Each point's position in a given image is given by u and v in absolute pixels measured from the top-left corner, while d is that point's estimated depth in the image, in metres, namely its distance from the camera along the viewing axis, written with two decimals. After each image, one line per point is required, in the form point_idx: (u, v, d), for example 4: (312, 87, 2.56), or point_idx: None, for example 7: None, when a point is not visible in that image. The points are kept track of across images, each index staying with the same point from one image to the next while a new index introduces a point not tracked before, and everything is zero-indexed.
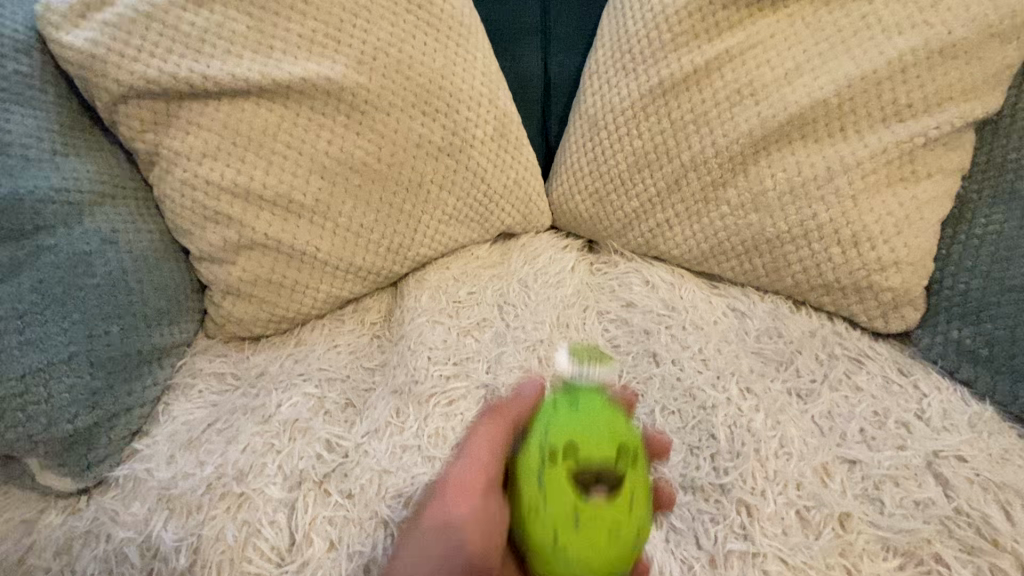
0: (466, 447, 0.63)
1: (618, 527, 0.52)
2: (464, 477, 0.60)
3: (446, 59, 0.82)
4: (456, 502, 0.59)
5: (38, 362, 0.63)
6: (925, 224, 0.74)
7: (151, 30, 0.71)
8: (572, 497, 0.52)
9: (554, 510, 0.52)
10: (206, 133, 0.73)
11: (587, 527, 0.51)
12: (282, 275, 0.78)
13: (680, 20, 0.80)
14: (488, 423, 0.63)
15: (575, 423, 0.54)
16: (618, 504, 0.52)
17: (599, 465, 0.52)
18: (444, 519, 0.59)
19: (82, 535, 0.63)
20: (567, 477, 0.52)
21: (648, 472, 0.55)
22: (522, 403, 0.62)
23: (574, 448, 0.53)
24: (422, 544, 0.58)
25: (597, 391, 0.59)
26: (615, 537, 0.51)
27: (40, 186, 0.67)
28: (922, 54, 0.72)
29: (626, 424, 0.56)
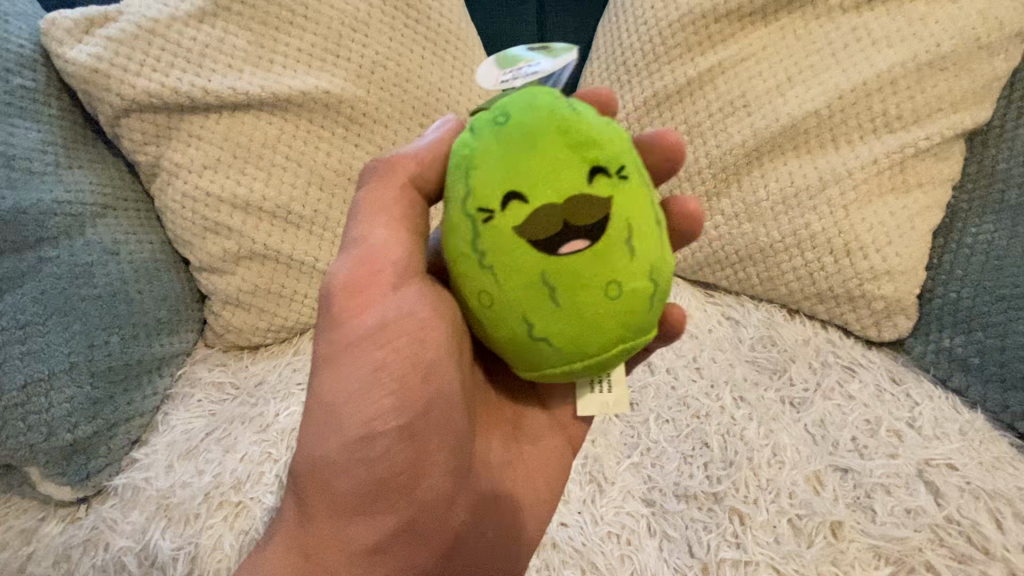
0: (362, 227, 0.47)
1: (610, 283, 0.40)
2: (364, 270, 0.45)
3: (444, 72, 0.83)
4: (371, 335, 0.45)
5: (39, 372, 0.64)
6: (917, 233, 0.75)
7: (153, 46, 0.72)
8: (530, 255, 0.39)
9: (506, 311, 0.41)
10: (206, 145, 0.75)
11: (563, 321, 0.40)
12: (281, 285, 0.78)
13: (673, 33, 0.82)
14: (376, 212, 0.47)
15: (516, 163, 0.39)
16: (597, 249, 0.39)
17: (556, 208, 0.38)
18: (357, 353, 0.45)
19: (81, 544, 0.64)
20: (526, 252, 0.39)
21: (626, 165, 0.41)
22: (423, 166, 0.47)
23: (519, 198, 0.39)
24: (338, 385, 0.44)
25: (529, 96, 0.41)
26: (597, 288, 0.39)
27: (43, 199, 0.68)
28: (912, 67, 0.73)
29: (576, 119, 0.40)
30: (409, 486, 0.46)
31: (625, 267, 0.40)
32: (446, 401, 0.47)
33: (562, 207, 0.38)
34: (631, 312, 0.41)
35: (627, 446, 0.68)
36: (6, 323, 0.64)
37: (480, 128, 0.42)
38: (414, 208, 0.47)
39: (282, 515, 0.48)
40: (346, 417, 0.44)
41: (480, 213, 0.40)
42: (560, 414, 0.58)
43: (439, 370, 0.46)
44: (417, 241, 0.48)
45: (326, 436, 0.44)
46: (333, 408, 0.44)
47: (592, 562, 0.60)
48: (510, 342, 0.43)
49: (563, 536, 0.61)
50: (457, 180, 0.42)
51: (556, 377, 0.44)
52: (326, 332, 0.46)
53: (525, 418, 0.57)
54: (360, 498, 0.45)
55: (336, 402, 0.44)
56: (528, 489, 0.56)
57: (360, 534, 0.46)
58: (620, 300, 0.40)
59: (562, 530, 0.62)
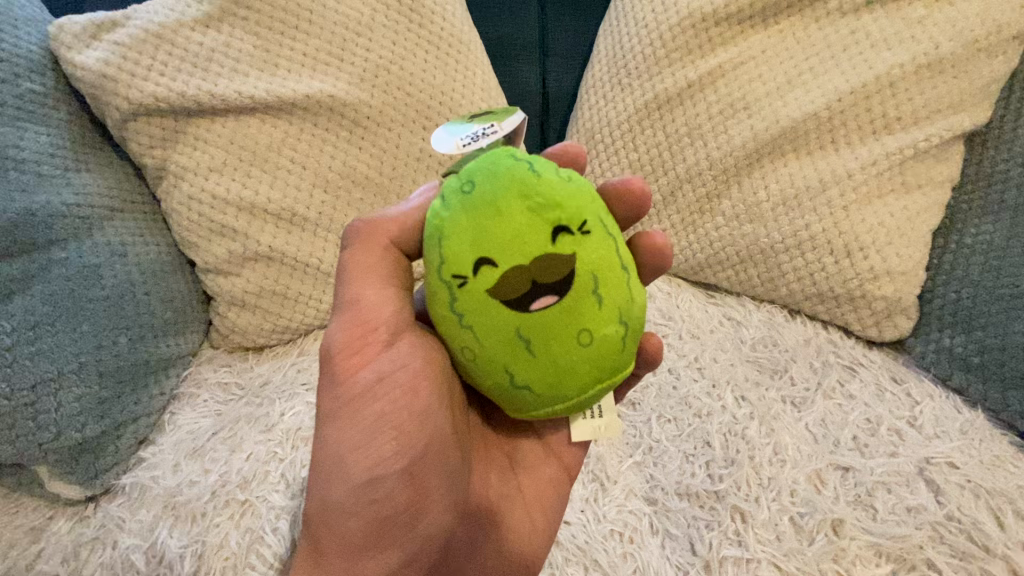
0: (348, 289, 0.47)
1: (580, 332, 0.41)
2: (356, 329, 0.46)
3: (446, 75, 0.84)
4: (369, 385, 0.46)
5: (48, 372, 0.65)
6: (917, 234, 0.75)
7: (161, 51, 0.74)
8: (503, 314, 0.41)
9: (488, 366, 0.43)
10: (212, 148, 0.75)
11: (540, 371, 0.42)
12: (286, 286, 0.79)
13: (673, 37, 0.83)
14: (360, 274, 0.47)
15: (480, 230, 0.41)
16: (564, 304, 0.41)
17: (522, 269, 0.40)
18: (357, 403, 0.46)
19: (89, 542, 0.64)
20: (498, 312, 0.41)
21: (588, 218, 0.42)
22: (403, 231, 0.47)
23: (487, 263, 0.40)
24: (341, 434, 0.46)
25: (492, 161, 0.43)
26: (568, 339, 0.41)
27: (52, 201, 0.69)
28: (910, 69, 0.74)
29: (537, 181, 0.41)
30: (413, 525, 0.47)
31: (595, 316, 0.41)
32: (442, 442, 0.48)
33: (528, 267, 0.40)
34: (606, 358, 0.42)
35: (629, 446, 0.69)
36: (16, 324, 0.64)
37: (447, 196, 0.43)
38: (399, 267, 0.48)
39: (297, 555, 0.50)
40: (351, 463, 0.45)
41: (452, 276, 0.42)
42: (554, 441, 0.57)
43: (434, 414, 0.47)
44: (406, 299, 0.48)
45: (334, 482, 0.46)
46: (338, 457, 0.46)
47: (594, 560, 0.61)
48: (494, 391, 0.44)
49: (566, 533, 0.62)
50: (428, 244, 0.43)
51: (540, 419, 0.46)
52: (326, 387, 0.47)
53: (520, 448, 0.57)
54: (368, 538, 0.46)
55: (341, 448, 0.46)
56: (528, 518, 0.56)
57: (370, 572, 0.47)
58: (592, 347, 0.41)
59: (565, 528, 0.62)
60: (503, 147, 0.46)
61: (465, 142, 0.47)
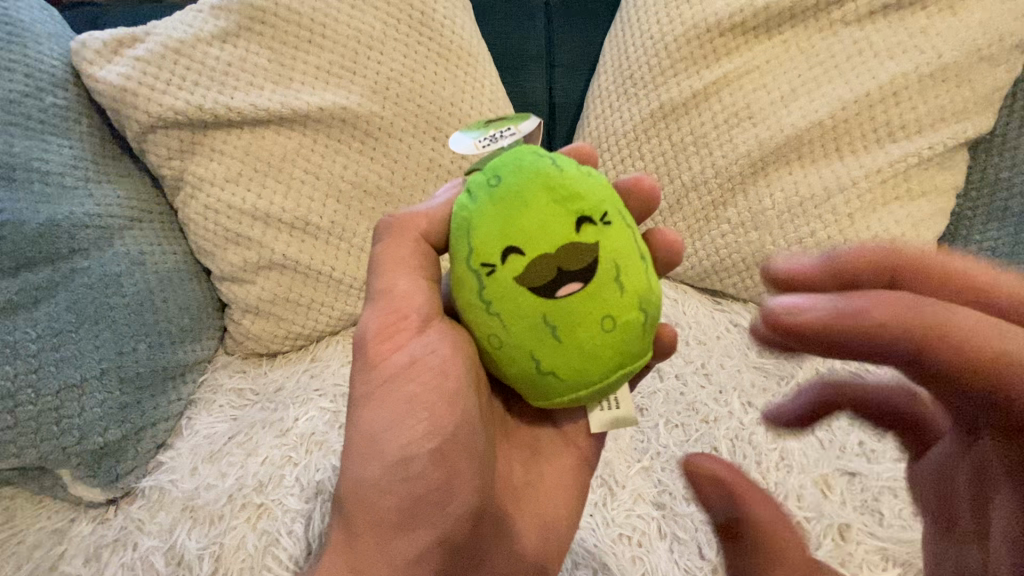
0: (382, 279, 0.49)
1: (602, 316, 0.42)
2: (389, 316, 0.48)
3: (456, 87, 0.85)
4: (400, 369, 0.47)
5: (72, 377, 0.67)
6: (922, 241, 0.76)
7: (179, 65, 0.76)
8: (527, 300, 0.42)
9: (514, 351, 0.44)
10: (229, 159, 0.78)
11: (563, 356, 0.43)
12: (300, 293, 0.81)
13: (678, 47, 0.84)
14: (392, 264, 0.49)
15: (505, 221, 0.42)
16: (586, 292, 0.42)
17: (547, 258, 0.41)
18: (389, 386, 0.47)
19: (110, 544, 0.66)
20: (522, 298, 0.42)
21: (608, 210, 0.44)
22: (431, 222, 0.49)
23: (513, 252, 0.42)
24: (373, 415, 0.47)
25: (517, 158, 0.44)
26: (591, 323, 0.42)
27: (75, 212, 0.71)
28: (913, 78, 0.75)
29: (561, 176, 0.43)
30: (442, 506, 0.47)
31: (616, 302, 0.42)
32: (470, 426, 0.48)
33: (552, 256, 0.41)
34: (627, 344, 0.43)
35: (637, 451, 0.70)
36: (41, 332, 0.66)
37: (472, 191, 0.45)
38: (428, 259, 0.50)
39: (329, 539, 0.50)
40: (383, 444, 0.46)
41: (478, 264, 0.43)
42: (570, 431, 0.58)
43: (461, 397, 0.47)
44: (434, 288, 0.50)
45: (365, 462, 0.46)
46: (369, 437, 0.46)
47: (604, 563, 0.61)
48: (518, 376, 0.45)
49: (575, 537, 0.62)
50: (455, 234, 0.45)
51: (563, 405, 0.47)
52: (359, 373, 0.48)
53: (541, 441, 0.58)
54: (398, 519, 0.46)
55: (372, 429, 0.47)
56: (550, 507, 0.57)
57: (402, 552, 0.46)
58: (615, 332, 0.43)
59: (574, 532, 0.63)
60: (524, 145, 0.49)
61: (483, 144, 0.49)
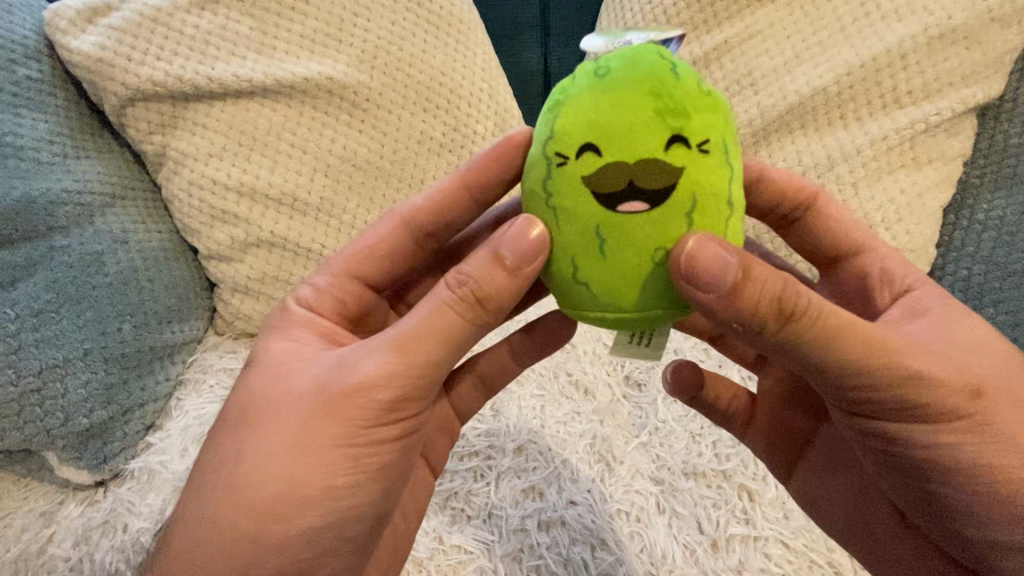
0: (330, 270, 0.56)
1: (594, 231, 0.40)
2: (330, 302, 0.54)
3: (447, 56, 0.82)
4: (340, 444, 0.43)
5: (54, 359, 0.65)
6: (928, 210, 0.74)
7: (156, 34, 0.73)
8: (641, 118, 0.38)
9: (560, 254, 0.42)
10: (212, 134, 0.75)
11: (570, 239, 0.41)
12: (290, 272, 0.79)
13: (677, 13, 0.81)
14: (457, 279, 0.43)
15: (600, 111, 0.39)
16: (644, 211, 0.39)
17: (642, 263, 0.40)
18: (283, 447, 0.43)
19: (99, 526, 0.65)
20: (644, 103, 0.39)
21: (659, 202, 0.39)
22: (488, 169, 0.52)
23: (676, 141, 0.39)
24: (245, 449, 0.44)
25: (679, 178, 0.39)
26: (664, 232, 0.39)
27: (52, 187, 0.69)
28: (921, 41, 0.72)
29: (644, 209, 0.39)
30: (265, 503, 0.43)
31: (553, 292, 0.44)
32: (339, 417, 0.43)
33: (613, 192, 0.39)
34: (602, 260, 0.40)
35: (635, 427, 0.68)
36: (20, 311, 0.64)
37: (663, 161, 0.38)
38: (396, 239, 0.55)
39: (283, 412, 0.44)
40: (286, 457, 0.43)
41: (670, 90, 0.39)
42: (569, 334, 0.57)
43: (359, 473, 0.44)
44: (390, 253, 0.55)
45: (275, 437, 0.44)
46: (226, 470, 0.44)
47: (602, 539, 0.61)
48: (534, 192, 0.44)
49: (572, 514, 0.62)
50: (681, 67, 0.41)
51: (565, 295, 0.43)
52: (355, 363, 0.44)
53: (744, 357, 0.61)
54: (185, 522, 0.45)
55: (256, 431, 0.44)
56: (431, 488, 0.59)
57: (261, 468, 0.43)
58: (666, 264, 0.40)
59: (572, 508, 0.62)
60: (660, 59, 0.41)
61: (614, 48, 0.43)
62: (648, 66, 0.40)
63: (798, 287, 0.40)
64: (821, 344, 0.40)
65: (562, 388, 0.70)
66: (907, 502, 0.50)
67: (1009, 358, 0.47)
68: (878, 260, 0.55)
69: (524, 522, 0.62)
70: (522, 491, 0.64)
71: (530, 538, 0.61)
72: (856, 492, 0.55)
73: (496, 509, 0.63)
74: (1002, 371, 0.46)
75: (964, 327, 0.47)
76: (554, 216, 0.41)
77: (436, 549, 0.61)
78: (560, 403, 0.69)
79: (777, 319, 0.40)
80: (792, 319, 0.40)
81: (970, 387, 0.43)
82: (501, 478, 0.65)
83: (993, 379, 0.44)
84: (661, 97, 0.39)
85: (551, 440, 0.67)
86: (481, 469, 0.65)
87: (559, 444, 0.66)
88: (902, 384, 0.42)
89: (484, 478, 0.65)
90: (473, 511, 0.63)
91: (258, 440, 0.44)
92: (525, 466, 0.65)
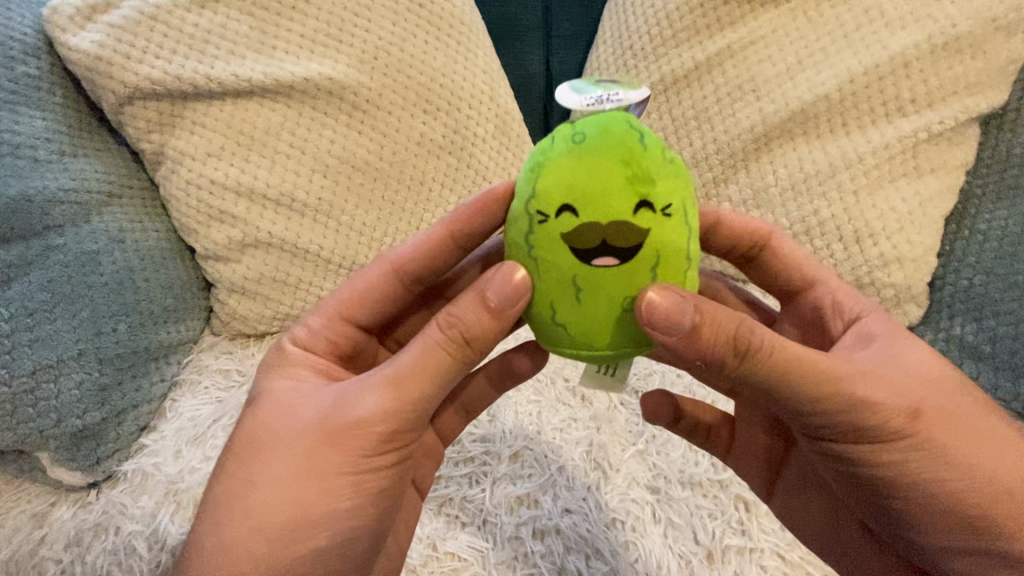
0: (322, 311, 0.56)
1: (570, 284, 0.40)
2: (323, 341, 0.54)
3: (447, 58, 0.82)
4: (339, 474, 0.43)
5: (48, 359, 0.65)
6: (928, 219, 0.74)
7: (156, 32, 0.72)
8: (612, 183, 0.39)
9: (536, 304, 0.42)
10: (211, 133, 0.74)
11: (545, 290, 0.41)
12: (287, 272, 0.78)
13: (680, 16, 0.81)
14: (447, 319, 0.42)
15: (574, 174, 0.39)
16: (617, 269, 0.39)
17: (616, 315, 0.40)
18: (286, 478, 0.43)
19: (91, 528, 0.65)
20: (616, 169, 0.39)
21: (632, 262, 0.39)
22: (476, 221, 0.51)
23: (646, 204, 0.39)
24: (247, 483, 0.44)
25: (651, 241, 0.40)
26: (640, 285, 0.40)
27: (49, 186, 0.68)
28: (925, 48, 0.72)
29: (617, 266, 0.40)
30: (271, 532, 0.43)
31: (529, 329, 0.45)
32: (337, 446, 0.43)
33: (587, 252, 0.39)
34: (576, 310, 0.41)
35: (632, 434, 0.67)
36: (14, 311, 0.64)
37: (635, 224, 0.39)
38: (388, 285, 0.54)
39: (283, 443, 0.44)
40: (287, 489, 0.43)
41: (640, 154, 0.39)
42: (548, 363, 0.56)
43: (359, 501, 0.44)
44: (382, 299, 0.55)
45: (276, 468, 0.44)
46: (226, 506, 0.44)
47: (597, 549, 0.60)
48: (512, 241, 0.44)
49: (567, 523, 0.61)
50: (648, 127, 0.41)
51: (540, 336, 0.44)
52: (352, 396, 0.44)
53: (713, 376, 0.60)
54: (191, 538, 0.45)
55: (256, 463, 0.44)
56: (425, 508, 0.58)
57: (262, 499, 0.43)
58: (637, 314, 0.40)
59: (566, 516, 0.62)
60: (630, 122, 0.41)
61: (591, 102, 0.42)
62: (617, 130, 0.40)
63: (748, 327, 0.40)
64: (776, 376, 0.41)
65: (559, 394, 0.70)
66: (876, 524, 0.50)
67: (951, 369, 0.47)
68: (832, 292, 0.55)
69: (518, 530, 0.61)
70: (517, 498, 0.63)
71: (524, 546, 0.61)
72: (822, 509, 0.55)
73: (490, 515, 0.62)
74: (955, 389, 0.47)
75: (903, 351, 0.48)
76: (533, 269, 0.41)
77: (430, 556, 0.61)
78: (557, 409, 0.69)
79: (735, 354, 0.40)
80: (747, 354, 0.40)
81: (919, 411, 0.44)
82: (496, 485, 0.64)
83: (942, 401, 0.45)
84: (631, 162, 0.39)
85: (547, 447, 0.66)
86: (476, 475, 0.65)
87: (555, 451, 0.66)
88: (858, 411, 0.42)
89: (478, 484, 0.64)
90: (467, 517, 0.63)
91: (258, 473, 0.44)
92: (520, 473, 0.65)
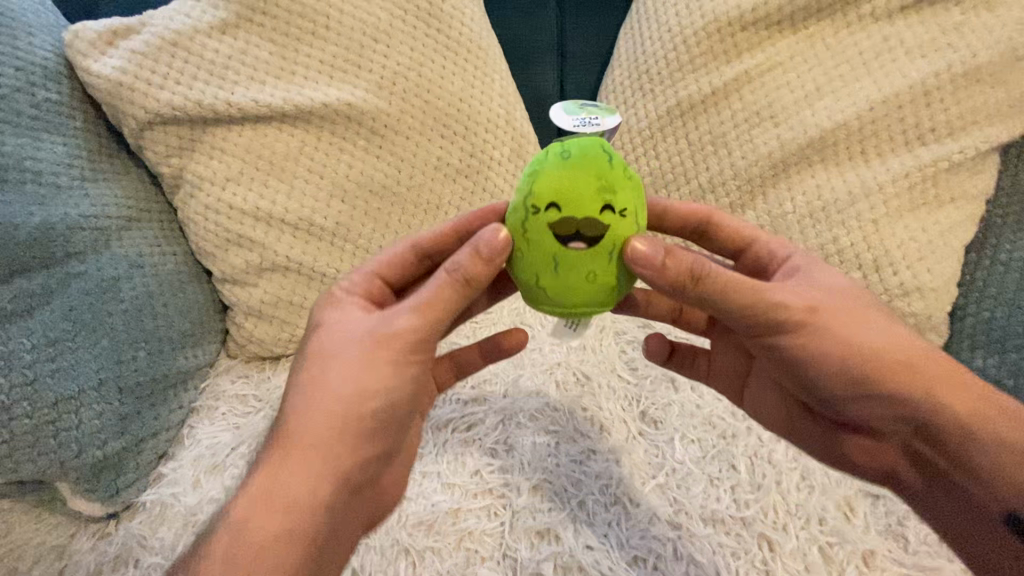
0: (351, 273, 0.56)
1: (549, 261, 0.46)
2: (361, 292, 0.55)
3: (465, 81, 0.82)
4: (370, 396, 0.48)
5: (69, 389, 0.64)
6: (949, 248, 0.73)
7: (176, 58, 0.73)
8: (589, 188, 0.45)
9: (523, 274, 0.47)
10: (229, 158, 0.75)
11: (530, 264, 0.47)
12: (303, 296, 0.78)
13: (698, 42, 0.80)
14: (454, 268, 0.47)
15: (562, 179, 0.45)
16: (590, 250, 0.45)
17: (589, 286, 0.46)
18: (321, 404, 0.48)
19: (111, 561, 0.65)
20: (592, 182, 0.45)
21: (602, 248, 0.45)
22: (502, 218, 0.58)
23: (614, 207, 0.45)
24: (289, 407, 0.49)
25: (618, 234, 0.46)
26: (607, 265, 0.46)
27: (70, 213, 0.69)
28: (946, 78, 0.72)
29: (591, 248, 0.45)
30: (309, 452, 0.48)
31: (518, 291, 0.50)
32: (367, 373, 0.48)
33: (565, 237, 0.45)
34: (557, 276, 0.46)
35: (651, 467, 0.67)
36: (36, 341, 0.64)
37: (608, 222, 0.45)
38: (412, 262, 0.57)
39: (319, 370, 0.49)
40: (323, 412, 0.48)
41: (612, 170, 0.46)
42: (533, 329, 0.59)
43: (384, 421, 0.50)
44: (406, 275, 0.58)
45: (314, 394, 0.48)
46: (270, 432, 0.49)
47: None
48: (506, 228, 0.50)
49: (589, 559, 0.61)
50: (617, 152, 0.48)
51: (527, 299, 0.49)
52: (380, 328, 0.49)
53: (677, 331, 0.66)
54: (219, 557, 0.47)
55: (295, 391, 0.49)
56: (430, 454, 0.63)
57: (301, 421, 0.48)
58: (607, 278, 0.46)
59: (588, 553, 0.61)
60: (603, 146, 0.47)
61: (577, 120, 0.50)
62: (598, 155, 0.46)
63: (703, 261, 0.46)
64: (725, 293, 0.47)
65: (577, 424, 0.70)
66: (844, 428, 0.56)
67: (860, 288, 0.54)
68: (765, 244, 0.59)
69: (540, 567, 0.61)
70: (537, 533, 0.63)
71: None
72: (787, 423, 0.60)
73: (511, 550, 0.62)
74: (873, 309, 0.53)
75: (827, 272, 0.54)
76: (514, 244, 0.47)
77: None
78: (575, 440, 0.69)
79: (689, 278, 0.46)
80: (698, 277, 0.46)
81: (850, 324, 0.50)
82: (516, 518, 0.64)
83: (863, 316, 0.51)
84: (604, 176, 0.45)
85: (567, 480, 0.66)
86: (495, 508, 0.65)
87: (575, 484, 0.66)
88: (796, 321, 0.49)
89: (497, 517, 0.64)
90: (487, 551, 0.62)
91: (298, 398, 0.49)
92: (539, 507, 0.64)
